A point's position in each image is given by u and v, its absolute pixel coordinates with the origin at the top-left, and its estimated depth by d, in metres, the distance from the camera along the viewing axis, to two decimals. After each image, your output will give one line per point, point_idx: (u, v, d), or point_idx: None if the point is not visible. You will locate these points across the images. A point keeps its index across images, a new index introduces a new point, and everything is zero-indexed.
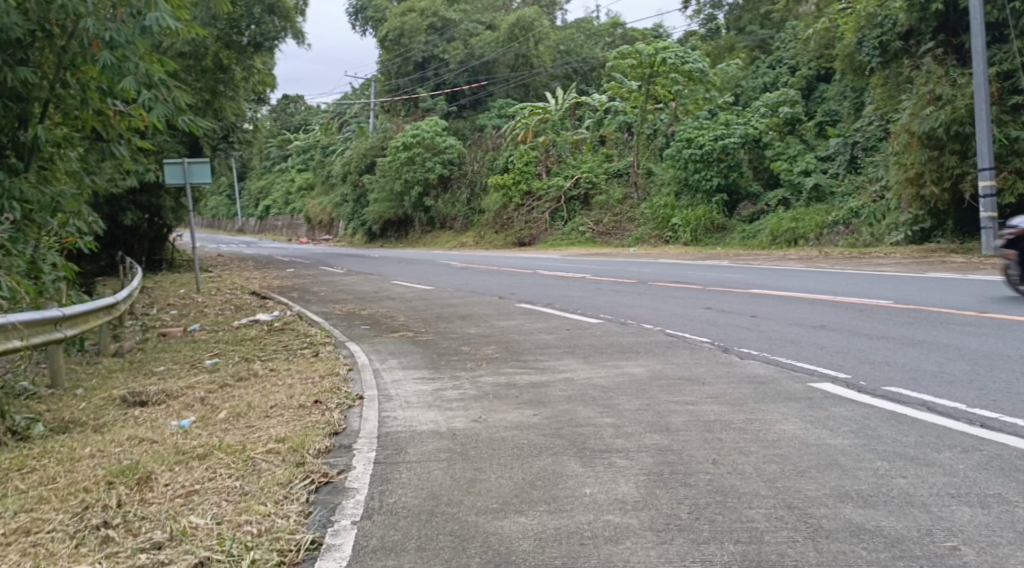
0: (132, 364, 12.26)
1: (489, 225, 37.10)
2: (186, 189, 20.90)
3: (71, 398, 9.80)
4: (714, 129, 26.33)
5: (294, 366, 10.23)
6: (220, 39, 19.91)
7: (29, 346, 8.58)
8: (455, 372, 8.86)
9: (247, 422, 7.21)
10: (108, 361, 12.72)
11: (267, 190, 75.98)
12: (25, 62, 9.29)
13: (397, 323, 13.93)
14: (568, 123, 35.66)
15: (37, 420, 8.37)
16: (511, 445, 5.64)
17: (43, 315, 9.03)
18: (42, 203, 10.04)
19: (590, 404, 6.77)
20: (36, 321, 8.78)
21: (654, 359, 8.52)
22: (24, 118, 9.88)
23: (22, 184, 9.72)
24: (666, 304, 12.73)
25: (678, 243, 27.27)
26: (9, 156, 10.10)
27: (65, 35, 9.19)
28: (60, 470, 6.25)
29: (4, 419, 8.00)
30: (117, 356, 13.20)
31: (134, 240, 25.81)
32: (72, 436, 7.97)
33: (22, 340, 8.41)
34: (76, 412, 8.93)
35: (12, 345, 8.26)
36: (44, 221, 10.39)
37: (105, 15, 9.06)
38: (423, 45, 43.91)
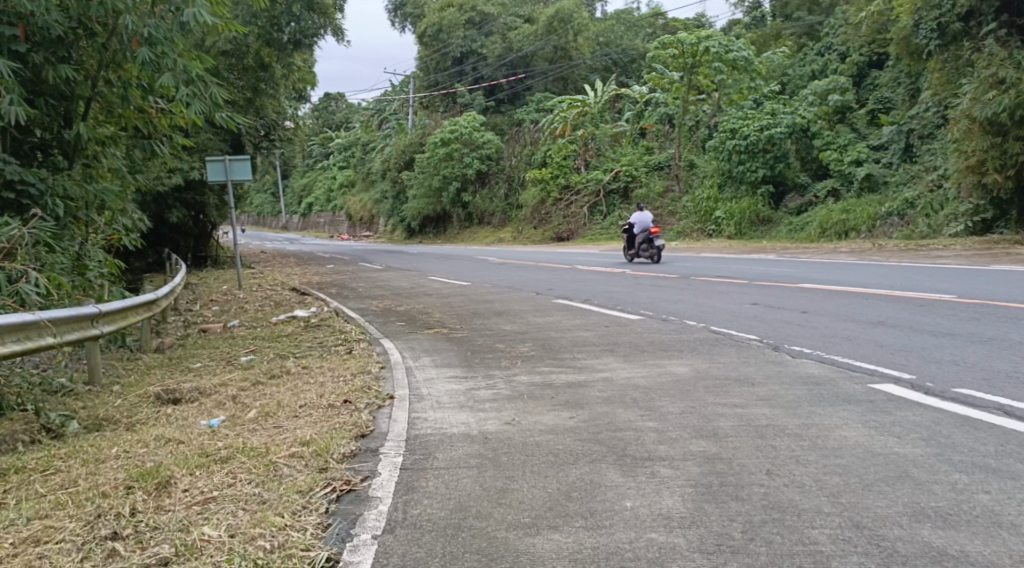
0: (169, 360, 12.03)
1: (528, 220, 36.77)
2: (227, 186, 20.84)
3: (107, 394, 9.52)
4: (759, 119, 25.66)
5: (326, 363, 9.89)
6: (261, 38, 19.72)
7: (63, 343, 8.30)
8: (489, 371, 8.50)
9: (275, 422, 6.78)
10: (147, 357, 12.51)
11: (309, 187, 76.45)
12: (66, 60, 9.50)
13: (432, 320, 13.61)
14: (607, 116, 35.11)
15: (71, 417, 8.12)
16: (546, 451, 5.26)
17: (78, 311, 8.78)
18: (85, 203, 10.11)
19: (631, 406, 6.36)
20: (70, 317, 8.49)
21: (698, 358, 8.09)
22: (66, 115, 10.04)
23: (65, 182, 9.84)
24: (710, 299, 12.24)
25: (721, 236, 26.76)
26: (55, 154, 10.25)
27: (106, 33, 9.52)
28: (81, 466, 5.88)
29: (38, 417, 7.79)
30: (157, 353, 13.03)
31: (180, 237, 25.80)
32: (103, 434, 7.60)
33: (56, 337, 8.11)
34: (110, 411, 8.57)
35: (46, 342, 7.95)
36: (85, 220, 10.53)
37: (145, 11, 9.46)
38: (461, 39, 43.69)
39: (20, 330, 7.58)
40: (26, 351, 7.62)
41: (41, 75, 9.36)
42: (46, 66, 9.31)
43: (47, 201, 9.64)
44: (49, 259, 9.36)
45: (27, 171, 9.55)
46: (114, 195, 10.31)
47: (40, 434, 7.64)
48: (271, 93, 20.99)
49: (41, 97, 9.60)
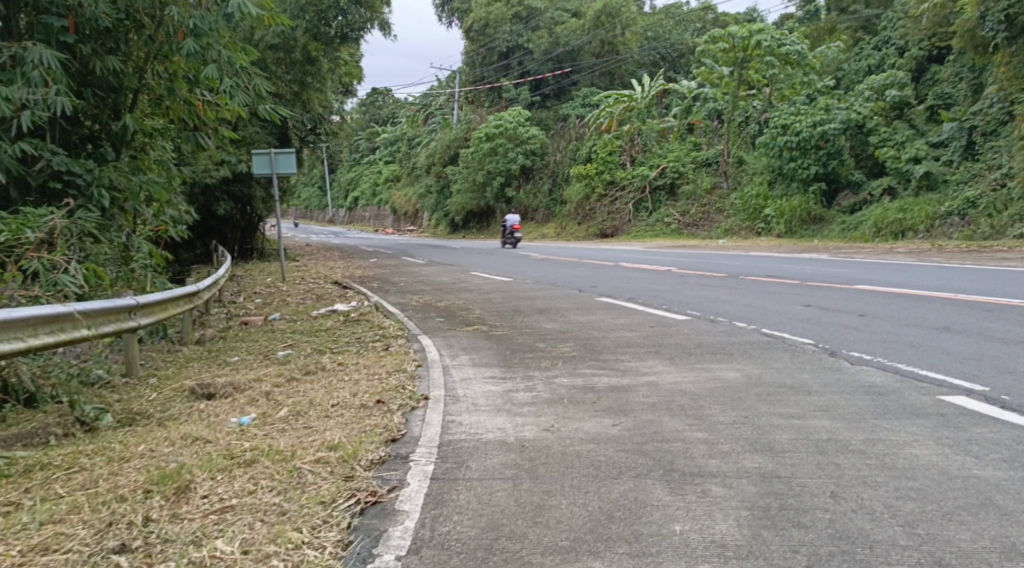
0: (207, 353, 11.82)
1: (572, 216, 36.36)
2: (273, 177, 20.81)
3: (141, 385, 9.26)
4: (812, 115, 25.02)
5: (361, 360, 9.58)
6: (307, 32, 19.47)
7: (99, 336, 8.03)
8: (528, 372, 8.16)
9: (305, 421, 6.45)
10: (186, 349, 12.32)
11: (353, 181, 76.60)
12: (114, 50, 9.65)
13: (473, 316, 13.31)
14: (655, 112, 34.65)
15: (105, 411, 7.65)
16: (588, 462, 4.91)
17: (116, 303, 8.53)
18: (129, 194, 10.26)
19: (678, 413, 5.99)
20: (107, 309, 8.19)
21: (750, 362, 7.68)
22: (112, 107, 10.17)
23: (110, 173, 9.98)
24: (760, 300, 11.75)
25: (771, 235, 26.20)
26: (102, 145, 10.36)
27: (152, 25, 9.62)
28: (106, 463, 5.53)
29: (72, 411, 7.36)
30: (197, 345, 12.86)
31: (226, 229, 25.75)
32: (136, 429, 7.22)
33: (91, 329, 7.83)
34: (144, 403, 8.16)
35: (81, 334, 7.66)
36: (131, 211, 10.75)
37: (191, 3, 9.56)
38: (508, 34, 43.38)
39: (53, 323, 7.27)
40: (59, 343, 7.29)
41: (88, 66, 9.54)
42: (93, 58, 9.50)
43: (92, 190, 9.78)
44: (95, 249, 9.58)
45: (75, 161, 9.69)
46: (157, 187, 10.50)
47: (73, 429, 7.21)
48: (318, 86, 20.87)
49: (88, 89, 9.74)
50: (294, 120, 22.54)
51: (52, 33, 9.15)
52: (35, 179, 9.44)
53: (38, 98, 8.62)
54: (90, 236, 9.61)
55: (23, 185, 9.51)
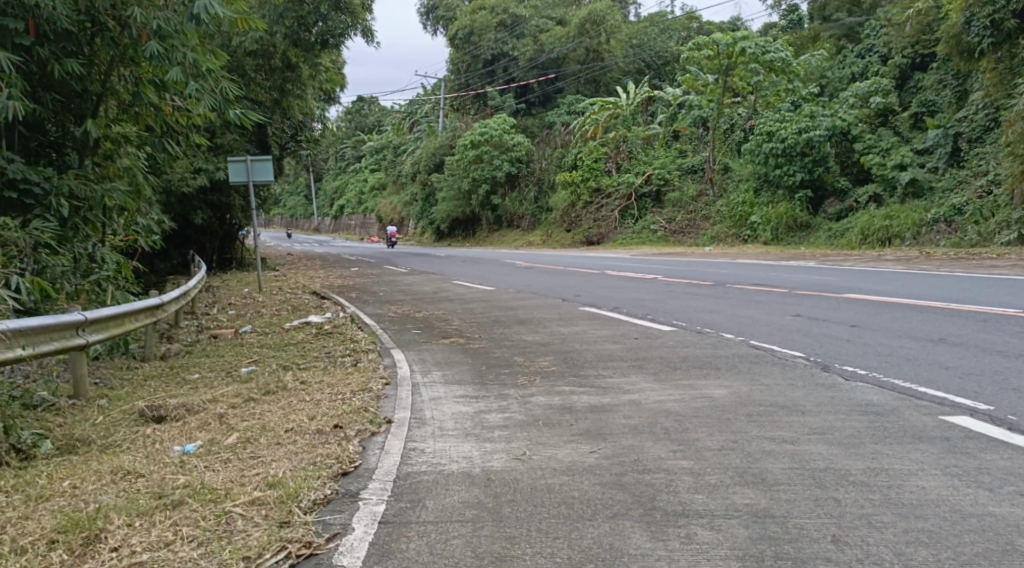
0: (170, 369, 11.33)
1: (557, 223, 35.87)
2: (250, 185, 20.31)
3: (89, 409, 8.72)
4: (797, 121, 24.58)
5: (326, 378, 9.07)
6: (286, 37, 18.89)
7: (35, 355, 7.85)
8: (502, 390, 7.64)
9: (254, 451, 6.11)
10: (150, 365, 11.83)
11: (339, 190, 75.89)
12: (75, 54, 9.25)
13: (451, 328, 12.78)
14: (639, 119, 34.28)
15: (44, 436, 7.50)
16: (560, 501, 4.48)
17: (59, 321, 8.30)
18: (94, 201, 9.83)
19: (661, 438, 5.48)
20: (45, 327, 8.03)
21: (739, 378, 7.17)
22: (73, 112, 9.75)
23: (71, 182, 9.57)
24: (748, 309, 11.26)
25: (758, 242, 25.78)
26: (69, 152, 10.07)
27: (117, 28, 9.25)
28: (23, 503, 5.48)
29: (6, 437, 7.11)
30: (161, 361, 12.29)
31: (205, 239, 25.17)
32: (74, 458, 7.08)
33: (25, 350, 7.68)
34: (87, 428, 7.96)
35: (13, 355, 7.52)
36: (91, 220, 10.31)
37: (157, 5, 9.19)
38: (492, 42, 42.92)
39: None
40: None
41: (47, 69, 9.10)
42: (52, 61, 9.06)
43: (52, 200, 9.41)
44: (48, 262, 9.35)
45: (31, 169, 9.35)
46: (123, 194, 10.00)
47: (7, 456, 7.05)
48: (299, 94, 20.43)
49: (49, 93, 9.38)
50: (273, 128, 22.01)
51: (8, 35, 8.57)
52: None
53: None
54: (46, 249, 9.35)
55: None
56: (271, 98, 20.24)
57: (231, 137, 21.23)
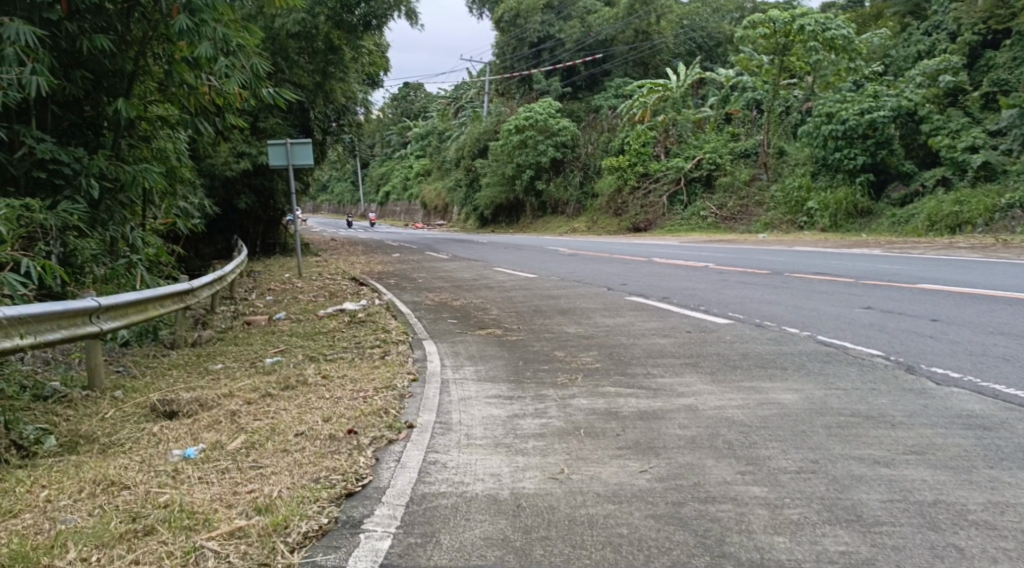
0: (195, 358, 10.67)
1: (604, 210, 34.98)
2: (292, 171, 19.71)
3: (103, 402, 8.06)
4: (859, 102, 23.43)
5: (350, 372, 8.31)
6: (328, 19, 18.22)
7: (37, 345, 7.27)
8: (540, 391, 6.81)
9: (256, 460, 5.46)
10: (177, 353, 11.21)
11: (385, 177, 75.30)
12: (107, 31, 9.21)
13: (487, 318, 11.98)
14: (690, 102, 33.43)
15: (49, 432, 7.00)
16: (620, 536, 4.11)
17: (68, 307, 7.71)
18: (124, 182, 9.77)
19: (727, 459, 4.72)
20: (52, 314, 7.46)
21: (811, 381, 6.25)
22: (105, 89, 9.59)
23: (102, 162, 9.45)
24: (812, 301, 10.27)
25: (816, 228, 24.68)
26: (105, 132, 9.94)
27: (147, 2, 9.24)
28: None
29: (8, 431, 6.73)
30: (190, 349, 11.59)
31: (248, 225, 24.58)
32: (72, 460, 6.45)
33: (22, 339, 7.08)
34: (93, 422, 7.38)
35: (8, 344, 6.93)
36: (125, 204, 10.34)
37: None
38: (539, 24, 41.99)
39: None
40: None
41: (76, 45, 9.01)
42: (82, 37, 9.00)
43: (81, 180, 9.31)
44: (75, 244, 9.22)
45: (61, 149, 9.21)
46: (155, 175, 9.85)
47: (6, 454, 6.54)
48: (340, 76, 19.86)
49: (78, 71, 9.29)
50: (314, 112, 21.04)
51: (36, 9, 8.59)
52: (17, 167, 9.02)
53: (12, 78, 8.24)
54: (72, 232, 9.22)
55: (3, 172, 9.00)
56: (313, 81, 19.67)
57: (274, 120, 20.36)
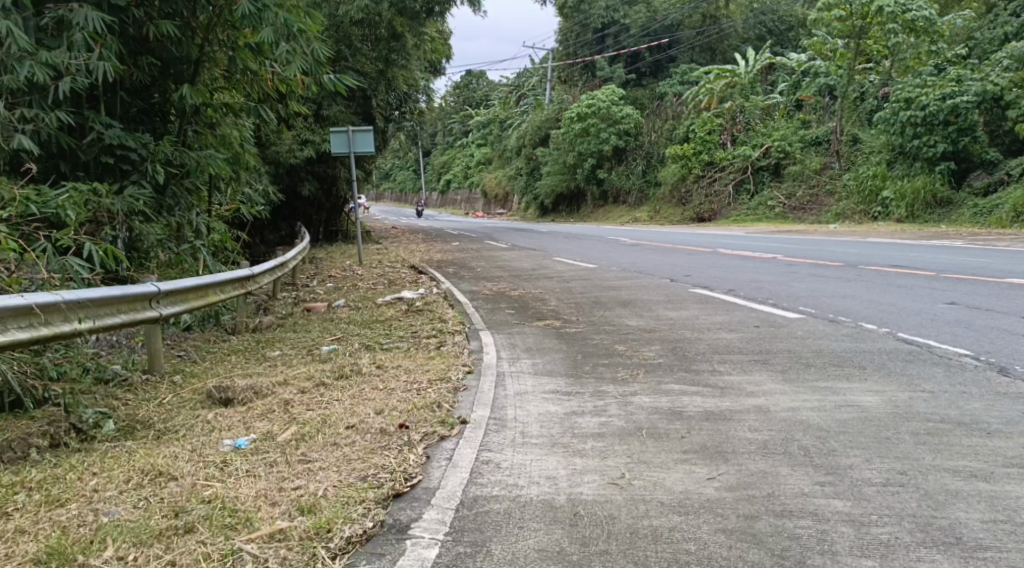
0: (254, 344, 10.53)
1: (667, 199, 34.46)
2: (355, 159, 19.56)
3: (161, 388, 7.92)
4: (941, 87, 22.45)
5: (404, 362, 8.06)
6: (393, 8, 17.88)
7: (96, 329, 7.14)
8: (599, 386, 6.52)
9: (306, 450, 5.17)
10: (237, 338, 11.12)
11: (447, 165, 75.35)
12: (173, 16, 9.19)
13: (546, 308, 11.72)
14: (760, 89, 32.86)
15: (107, 415, 6.95)
16: (689, 551, 3.91)
17: (127, 291, 7.57)
18: (189, 168, 9.85)
19: (805, 468, 4.47)
20: (111, 298, 7.33)
21: (893, 386, 5.90)
22: (171, 76, 9.71)
23: (167, 149, 9.53)
24: (889, 295, 9.81)
25: (891, 219, 23.95)
26: (172, 118, 10.04)
27: None
28: (34, 507, 4.56)
29: (67, 416, 6.69)
30: (251, 335, 11.49)
31: (311, 211, 24.60)
32: (128, 444, 6.34)
33: (81, 324, 6.95)
34: (148, 407, 7.25)
35: (67, 329, 6.80)
36: (191, 189, 10.35)
37: None
38: (603, 10, 41.33)
39: (31, 313, 6.44)
40: (40, 339, 6.53)
41: (143, 31, 9.09)
42: (148, 23, 9.05)
43: (147, 165, 9.40)
44: (140, 229, 9.33)
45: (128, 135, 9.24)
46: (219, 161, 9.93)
47: (65, 437, 6.49)
48: (403, 63, 19.70)
49: (144, 57, 9.35)
50: (377, 99, 20.76)
51: None
52: (86, 153, 9.03)
53: (80, 64, 8.38)
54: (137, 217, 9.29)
55: (72, 157, 9.06)
56: (376, 69, 19.59)
57: (337, 108, 20.08)
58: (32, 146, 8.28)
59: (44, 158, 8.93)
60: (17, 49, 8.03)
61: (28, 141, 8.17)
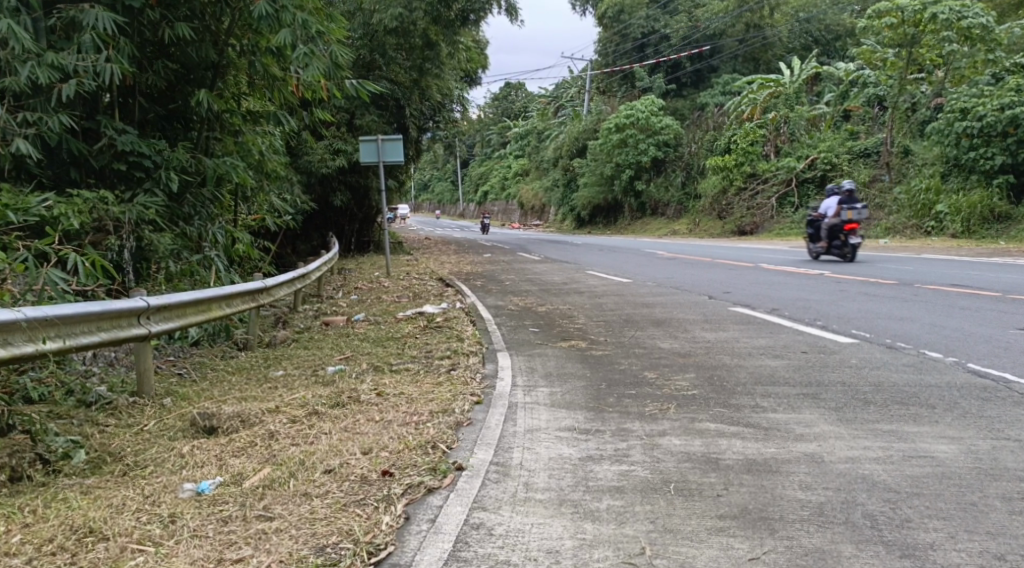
0: (267, 360, 9.71)
1: (708, 211, 33.50)
2: (385, 170, 18.75)
3: (149, 412, 6.64)
4: (999, 97, 21.28)
5: (409, 389, 7.18)
6: (426, 15, 17.20)
7: (65, 351, 6.01)
8: (622, 423, 5.68)
9: (265, 503, 4.48)
10: (250, 351, 10.32)
11: (485, 175, 74.63)
12: (191, 18, 8.52)
13: (574, 326, 10.89)
14: (804, 99, 31.63)
15: (79, 445, 5.64)
16: None
17: (107, 306, 6.38)
18: (206, 176, 9.13)
19: (880, 550, 3.95)
20: (87, 313, 6.15)
21: (972, 438, 5.10)
22: (192, 81, 9.03)
23: (181, 155, 8.78)
24: (951, 317, 8.86)
25: (945, 235, 22.77)
26: (194, 127, 9.35)
27: None
28: None
29: (32, 445, 5.43)
30: (263, 350, 10.28)
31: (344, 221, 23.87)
32: (88, 482, 5.21)
33: (44, 345, 5.79)
34: (126, 432, 6.10)
35: (25, 351, 5.68)
36: (212, 199, 9.64)
37: None
38: (644, 20, 40.27)
39: None
40: None
41: (159, 34, 8.42)
42: (164, 25, 8.37)
43: (162, 173, 8.64)
44: (152, 240, 8.53)
45: (143, 141, 8.53)
46: (236, 169, 9.18)
47: (28, 469, 5.30)
48: (437, 72, 18.92)
49: (161, 61, 8.72)
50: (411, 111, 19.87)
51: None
52: (97, 160, 8.35)
53: (87, 66, 7.65)
54: (147, 227, 8.55)
55: (82, 163, 8.37)
56: (410, 78, 18.88)
57: (369, 117, 19.15)
58: (32, 150, 7.52)
59: (52, 164, 8.24)
60: (20, 49, 7.32)
61: (27, 145, 7.39)
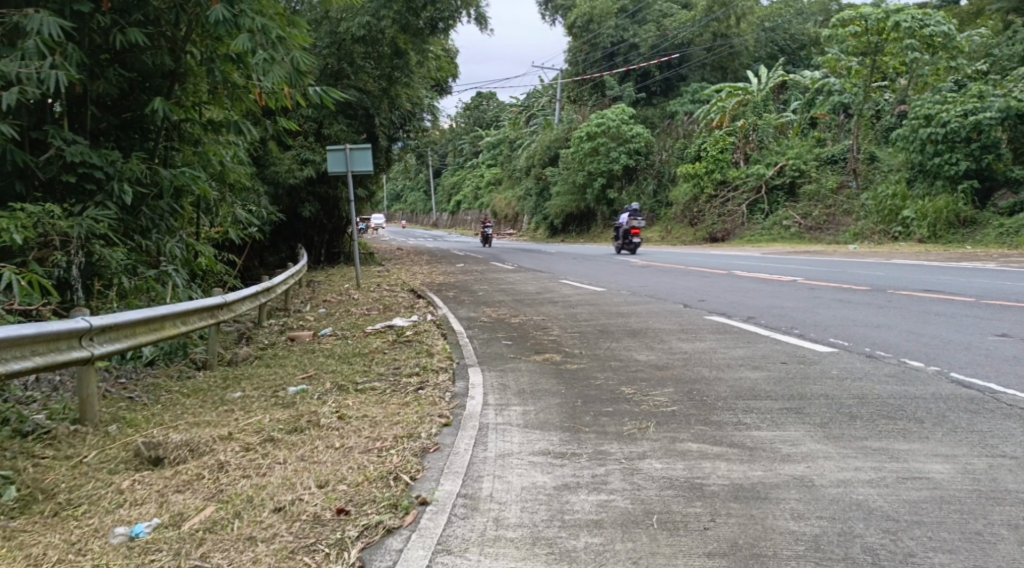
0: (226, 379, 9.30)
1: (680, 219, 33.27)
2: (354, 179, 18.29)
3: (91, 441, 6.22)
4: (963, 103, 21.20)
5: (373, 411, 6.78)
6: (393, 24, 16.92)
7: None
8: (600, 445, 5.33)
9: (202, 553, 4.14)
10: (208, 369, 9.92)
11: (457, 186, 74.19)
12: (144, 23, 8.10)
13: (547, 338, 10.54)
14: (772, 106, 31.53)
15: (9, 480, 5.24)
16: None
17: (44, 329, 5.96)
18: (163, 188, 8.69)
19: None
20: (21, 336, 5.73)
21: (968, 457, 4.80)
22: (147, 88, 8.60)
23: (136, 166, 8.32)
24: (931, 325, 8.62)
25: (912, 240, 22.60)
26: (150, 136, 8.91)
27: None
28: None
29: None
30: (224, 369, 9.89)
31: (313, 233, 23.38)
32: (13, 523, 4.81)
33: None
34: (62, 463, 5.69)
35: None
36: (170, 211, 9.19)
37: None
38: (613, 29, 40.11)
39: None
40: None
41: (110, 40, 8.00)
42: (115, 30, 7.95)
43: (114, 184, 8.15)
44: (105, 257, 8.03)
45: (93, 151, 8.07)
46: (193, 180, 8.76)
47: None
48: (406, 81, 18.54)
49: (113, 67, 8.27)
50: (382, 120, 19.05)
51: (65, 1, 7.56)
52: (44, 172, 7.92)
53: (31, 73, 7.19)
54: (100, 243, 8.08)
55: (28, 176, 7.95)
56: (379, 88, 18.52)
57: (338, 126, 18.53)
58: None
59: None
60: None
61: None
